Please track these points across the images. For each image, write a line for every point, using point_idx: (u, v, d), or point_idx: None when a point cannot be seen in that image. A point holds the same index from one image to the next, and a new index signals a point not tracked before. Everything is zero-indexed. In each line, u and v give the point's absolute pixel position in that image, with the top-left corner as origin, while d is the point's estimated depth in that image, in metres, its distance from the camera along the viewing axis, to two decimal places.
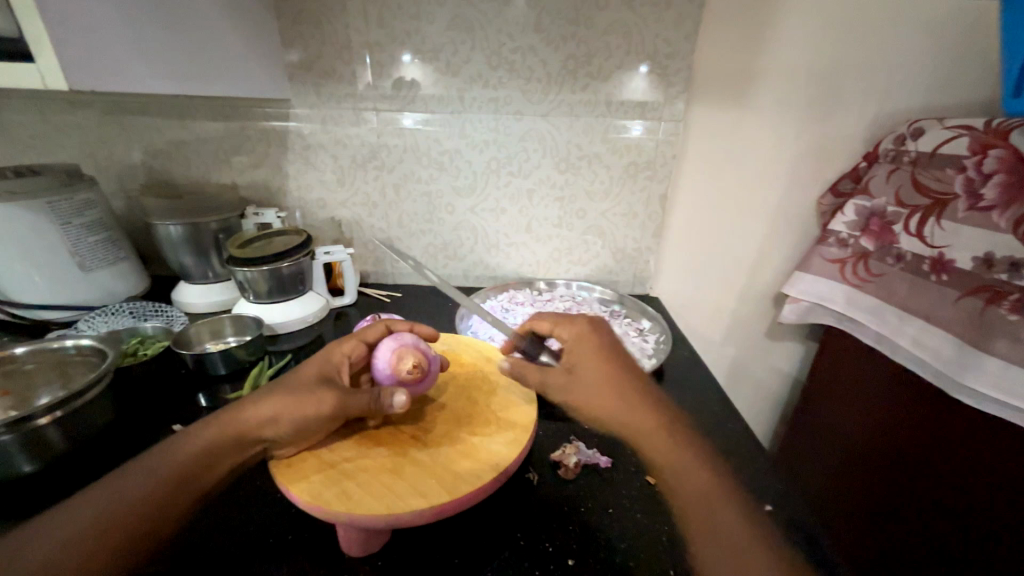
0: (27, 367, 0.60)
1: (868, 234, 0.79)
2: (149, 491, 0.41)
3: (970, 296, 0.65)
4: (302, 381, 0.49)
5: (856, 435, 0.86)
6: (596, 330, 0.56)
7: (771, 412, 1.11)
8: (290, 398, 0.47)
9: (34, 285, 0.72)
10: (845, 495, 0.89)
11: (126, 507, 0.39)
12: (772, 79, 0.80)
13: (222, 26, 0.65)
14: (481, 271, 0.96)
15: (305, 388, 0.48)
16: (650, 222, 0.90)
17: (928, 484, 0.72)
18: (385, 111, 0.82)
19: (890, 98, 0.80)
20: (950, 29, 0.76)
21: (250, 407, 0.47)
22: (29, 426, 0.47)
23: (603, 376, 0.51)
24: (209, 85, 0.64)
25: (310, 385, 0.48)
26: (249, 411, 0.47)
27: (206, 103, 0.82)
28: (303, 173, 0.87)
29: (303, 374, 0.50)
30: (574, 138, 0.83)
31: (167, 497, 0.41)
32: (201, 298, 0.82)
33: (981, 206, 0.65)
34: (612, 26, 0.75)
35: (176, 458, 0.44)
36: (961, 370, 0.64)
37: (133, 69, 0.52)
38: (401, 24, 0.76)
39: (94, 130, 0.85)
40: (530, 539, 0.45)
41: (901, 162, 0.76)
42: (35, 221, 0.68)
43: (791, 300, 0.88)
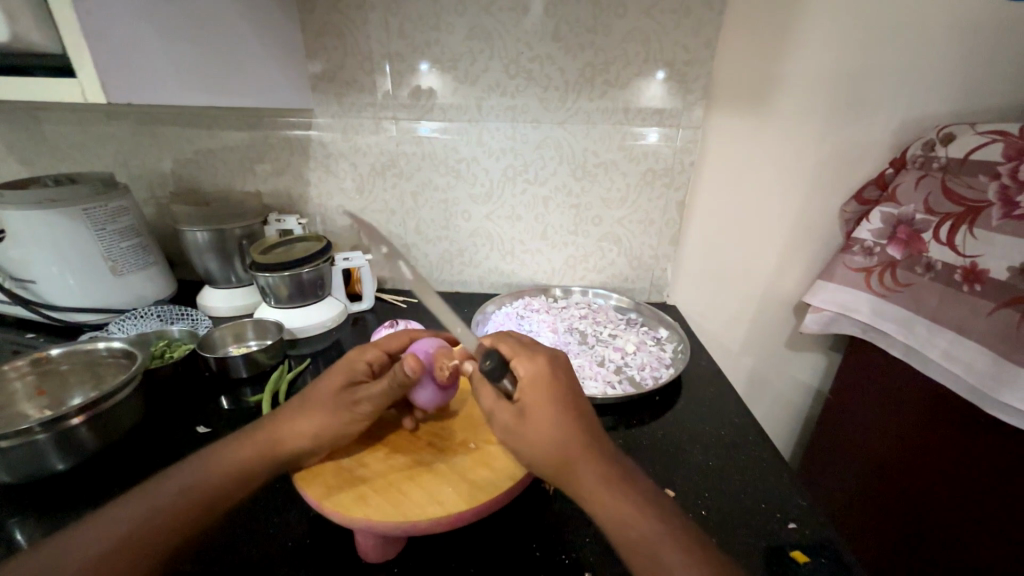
0: (61, 368, 0.62)
1: (894, 242, 0.77)
2: (179, 509, 0.40)
3: (1006, 308, 0.62)
4: (329, 390, 0.48)
5: (882, 451, 0.83)
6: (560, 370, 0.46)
7: (792, 425, 1.08)
8: (323, 407, 0.47)
9: (70, 289, 0.75)
10: (871, 513, 0.86)
11: (160, 521, 0.39)
12: (793, 85, 0.79)
13: (250, 40, 0.67)
14: (497, 277, 0.97)
15: (335, 396, 0.48)
16: (667, 229, 0.89)
17: (961, 504, 0.69)
18: (404, 120, 0.83)
19: (919, 103, 0.78)
20: (981, 32, 0.74)
21: (280, 420, 0.47)
22: (63, 425, 0.49)
23: (550, 411, 0.42)
24: (237, 97, 0.66)
25: (340, 392, 0.48)
26: (281, 425, 0.47)
27: (233, 114, 0.84)
28: (324, 181, 0.89)
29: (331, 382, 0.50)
30: (591, 145, 0.83)
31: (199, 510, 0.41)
32: (224, 303, 0.84)
33: (1017, 214, 0.62)
34: (630, 34, 0.75)
35: (211, 476, 0.43)
36: (998, 385, 0.61)
37: (167, 83, 0.55)
38: (421, 35, 0.77)
39: (127, 140, 0.89)
40: (545, 550, 0.44)
41: (930, 168, 0.73)
42: (73, 227, 0.71)
43: (813, 309, 0.86)
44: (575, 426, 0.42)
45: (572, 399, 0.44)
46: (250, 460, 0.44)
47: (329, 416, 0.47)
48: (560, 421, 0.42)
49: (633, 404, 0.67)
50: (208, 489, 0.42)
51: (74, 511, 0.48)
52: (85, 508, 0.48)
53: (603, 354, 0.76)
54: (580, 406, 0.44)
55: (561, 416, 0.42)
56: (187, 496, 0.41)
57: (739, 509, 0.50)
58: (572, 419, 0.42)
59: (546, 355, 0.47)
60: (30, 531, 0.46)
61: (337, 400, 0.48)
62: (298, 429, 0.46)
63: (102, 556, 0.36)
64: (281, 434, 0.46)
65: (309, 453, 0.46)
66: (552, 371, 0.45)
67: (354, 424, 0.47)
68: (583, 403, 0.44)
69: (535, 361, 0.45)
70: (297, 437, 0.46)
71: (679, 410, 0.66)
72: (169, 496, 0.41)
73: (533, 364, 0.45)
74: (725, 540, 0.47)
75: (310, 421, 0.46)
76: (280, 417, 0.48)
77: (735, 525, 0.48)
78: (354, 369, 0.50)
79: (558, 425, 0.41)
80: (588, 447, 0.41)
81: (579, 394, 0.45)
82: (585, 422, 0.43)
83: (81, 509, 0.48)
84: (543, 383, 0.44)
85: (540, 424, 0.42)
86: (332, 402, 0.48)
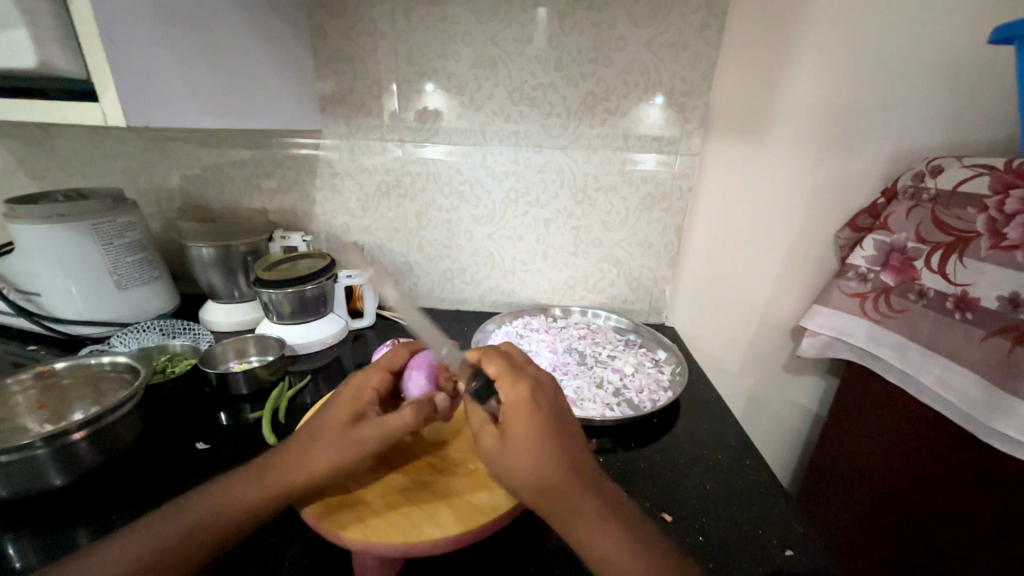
0: (63, 382, 0.62)
1: (888, 269, 0.78)
2: (191, 542, 0.40)
3: (997, 336, 0.63)
4: (336, 424, 0.46)
5: (879, 477, 0.83)
6: (544, 395, 0.44)
7: (791, 450, 1.08)
8: (327, 441, 0.45)
9: (74, 303, 0.76)
10: (868, 541, 0.85)
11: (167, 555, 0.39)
12: (787, 116, 0.82)
13: (264, 65, 0.69)
14: (497, 296, 0.98)
15: (342, 427, 0.46)
16: (666, 252, 0.91)
17: (959, 533, 0.69)
18: (409, 143, 0.86)
19: (909, 136, 0.81)
20: (967, 70, 0.77)
21: (286, 454, 0.46)
22: (65, 440, 0.49)
23: (530, 445, 0.40)
24: (250, 119, 0.68)
25: (347, 423, 0.46)
26: (287, 461, 0.45)
27: (244, 134, 0.87)
28: (329, 200, 0.91)
29: (336, 413, 0.48)
30: (591, 170, 0.85)
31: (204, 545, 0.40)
32: (226, 317, 0.84)
33: (1005, 245, 0.64)
34: (630, 66, 0.78)
35: (216, 510, 0.42)
36: (991, 413, 0.62)
37: (184, 107, 0.57)
38: (429, 62, 0.80)
39: (138, 157, 0.91)
40: (543, 573, 0.44)
41: (921, 199, 0.75)
42: (81, 242, 0.73)
43: (809, 333, 0.87)
44: (558, 459, 0.41)
45: (558, 429, 0.42)
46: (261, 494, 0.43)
47: (332, 448, 0.45)
48: (543, 453, 0.40)
49: (631, 427, 0.67)
50: (221, 522, 0.42)
51: (71, 529, 0.47)
52: (82, 525, 0.48)
53: (602, 375, 0.77)
54: (567, 436, 0.42)
55: (544, 449, 0.40)
56: (195, 530, 0.41)
57: (736, 536, 0.50)
58: (556, 451, 0.41)
59: (531, 380, 0.44)
60: (25, 548, 0.45)
61: (345, 432, 0.46)
62: (304, 466, 0.44)
63: None
64: (291, 466, 0.45)
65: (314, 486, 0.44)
66: (538, 397, 0.43)
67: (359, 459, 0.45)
68: (569, 427, 0.43)
69: (522, 385, 0.43)
70: (309, 468, 0.44)
71: (677, 432, 0.66)
72: (181, 527, 0.41)
73: (519, 390, 0.43)
74: (723, 566, 0.46)
75: (324, 453, 0.45)
76: (286, 448, 0.46)
77: (731, 553, 0.48)
78: (362, 398, 0.49)
79: (536, 456, 0.40)
80: (572, 479, 0.40)
81: (560, 424, 0.42)
82: (569, 453, 0.41)
83: (80, 526, 0.48)
84: (527, 411, 0.42)
85: (521, 460, 0.40)
86: (337, 434, 0.46)
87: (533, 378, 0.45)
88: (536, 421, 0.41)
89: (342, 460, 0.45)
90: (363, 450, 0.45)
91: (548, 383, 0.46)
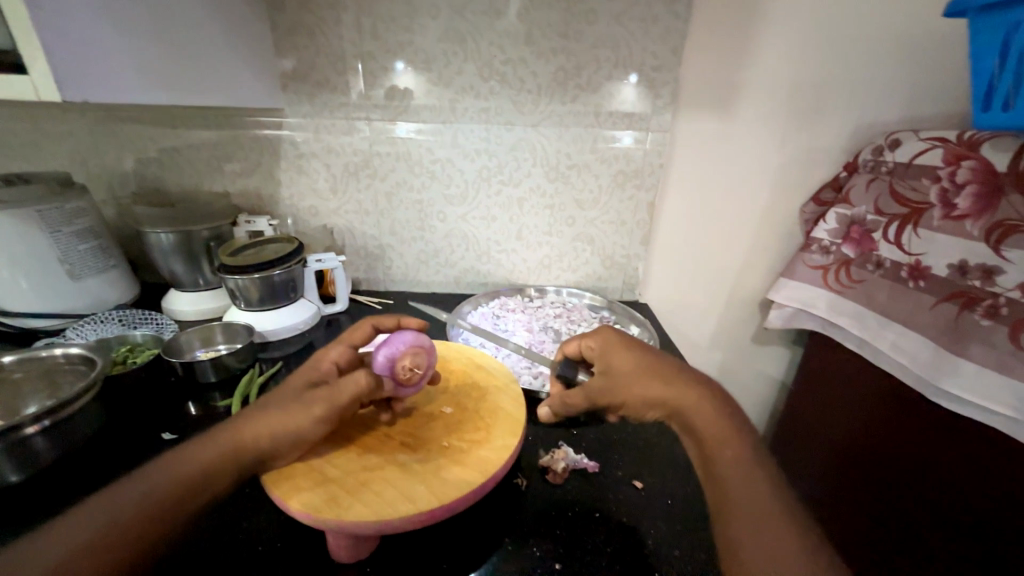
0: (14, 377, 0.60)
1: (848, 242, 0.81)
2: (146, 509, 0.39)
3: (947, 301, 0.67)
4: (291, 390, 0.50)
5: (840, 438, 0.87)
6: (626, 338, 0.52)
7: (760, 419, 1.13)
8: (278, 407, 0.48)
9: (22, 294, 0.71)
10: (829, 498, 0.90)
11: (126, 522, 0.38)
12: (755, 92, 0.82)
13: (214, 35, 0.65)
14: (473, 277, 0.97)
15: (295, 395, 0.49)
16: (639, 230, 0.92)
17: (910, 487, 0.73)
18: (377, 121, 0.83)
19: (871, 110, 0.83)
20: (927, 45, 0.79)
21: (247, 423, 0.46)
22: (17, 435, 0.47)
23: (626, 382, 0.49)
24: (202, 95, 0.64)
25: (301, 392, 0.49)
26: (247, 427, 0.46)
27: (199, 112, 0.82)
28: (296, 182, 0.88)
29: (292, 382, 0.51)
30: (563, 148, 0.85)
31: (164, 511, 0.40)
32: (190, 306, 0.82)
33: (955, 215, 0.67)
34: (600, 40, 0.77)
35: (176, 477, 0.42)
36: (940, 375, 0.66)
37: (127, 82, 0.53)
38: (394, 35, 0.77)
39: (85, 138, 0.85)
40: (518, 543, 0.46)
41: (879, 171, 0.78)
42: (25, 230, 0.68)
43: (776, 306, 0.90)
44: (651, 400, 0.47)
45: (650, 360, 0.49)
46: (213, 465, 0.43)
47: (283, 415, 0.47)
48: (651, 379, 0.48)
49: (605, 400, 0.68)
50: (172, 491, 0.41)
51: (28, 524, 0.46)
52: (40, 520, 0.46)
53: None
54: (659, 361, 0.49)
55: (648, 375, 0.48)
56: (152, 496, 0.40)
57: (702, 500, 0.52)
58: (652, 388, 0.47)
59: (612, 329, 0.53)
60: None
61: (297, 397, 0.48)
62: (261, 432, 0.46)
63: (60, 563, 0.35)
64: (243, 435, 0.45)
65: (270, 452, 0.45)
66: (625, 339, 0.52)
67: (311, 427, 0.47)
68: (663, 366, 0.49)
69: (612, 332, 0.52)
70: (262, 433, 0.46)
71: None
72: (134, 494, 0.40)
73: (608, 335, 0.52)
74: (691, 528, 0.48)
75: (277, 418, 0.47)
76: (237, 421, 0.47)
77: (698, 514, 0.50)
78: (318, 370, 0.52)
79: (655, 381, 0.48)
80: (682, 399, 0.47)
81: (651, 356, 0.50)
82: (663, 373, 0.48)
83: (38, 522, 0.46)
84: (620, 347, 0.51)
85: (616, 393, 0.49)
86: (289, 400, 0.48)
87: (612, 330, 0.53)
88: (633, 354, 0.50)
89: (291, 424, 0.46)
90: (310, 416, 0.47)
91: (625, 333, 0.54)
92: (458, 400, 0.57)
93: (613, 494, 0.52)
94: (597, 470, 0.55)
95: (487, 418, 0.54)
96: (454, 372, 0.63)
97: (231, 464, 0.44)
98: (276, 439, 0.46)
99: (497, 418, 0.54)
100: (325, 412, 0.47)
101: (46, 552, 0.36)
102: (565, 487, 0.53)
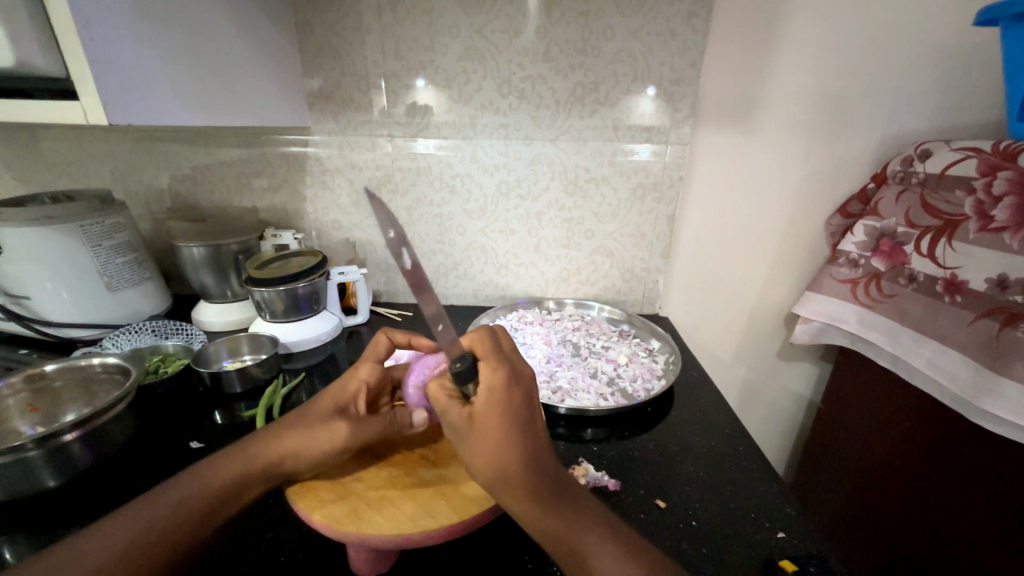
0: (54, 385, 0.62)
1: (878, 255, 0.79)
2: (179, 518, 0.41)
3: (985, 318, 0.64)
4: (321, 411, 0.49)
5: (873, 459, 0.83)
6: (521, 382, 0.44)
7: (787, 438, 1.09)
8: (307, 426, 0.47)
9: (65, 306, 0.75)
10: (863, 523, 0.86)
11: (160, 532, 0.40)
12: (776, 104, 0.82)
13: (247, 59, 0.68)
14: (491, 290, 0.98)
15: (322, 416, 0.49)
16: (658, 243, 0.91)
17: (952, 513, 0.69)
18: (399, 138, 0.85)
19: (898, 121, 0.81)
20: (956, 54, 0.77)
21: (275, 437, 0.47)
22: (56, 442, 0.49)
23: (502, 433, 0.41)
24: (235, 116, 0.67)
25: (327, 414, 0.49)
26: (274, 442, 0.47)
27: (230, 131, 0.86)
28: (320, 197, 0.90)
29: (321, 402, 0.50)
30: (581, 161, 0.85)
31: (194, 525, 0.41)
32: (218, 317, 0.84)
33: (993, 227, 0.64)
34: (618, 55, 0.78)
35: (206, 487, 0.43)
36: (980, 394, 0.62)
37: (167, 105, 0.56)
38: (416, 55, 0.79)
39: (125, 157, 0.90)
40: (538, 563, 0.45)
41: (910, 183, 0.76)
42: (69, 244, 0.72)
43: (801, 320, 0.87)
44: (536, 455, 0.42)
45: (524, 419, 0.42)
46: (243, 477, 0.45)
47: (309, 437, 0.46)
48: (515, 444, 0.41)
49: (625, 416, 0.67)
50: (204, 503, 0.42)
51: (65, 529, 0.47)
52: (75, 525, 0.48)
53: (596, 366, 0.77)
54: (530, 422, 0.43)
55: (514, 437, 0.41)
56: (185, 506, 0.42)
57: (729, 522, 0.50)
58: (533, 444, 0.42)
59: (509, 367, 0.45)
60: (20, 549, 0.45)
61: (324, 419, 0.48)
62: (287, 448, 0.46)
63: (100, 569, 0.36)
64: (270, 448, 0.46)
65: (294, 470, 0.46)
66: (515, 384, 0.43)
67: (330, 454, 0.46)
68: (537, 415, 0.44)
69: (500, 371, 0.43)
70: (288, 450, 0.46)
71: (671, 421, 0.67)
72: (168, 504, 0.42)
73: (497, 374, 0.43)
74: (717, 551, 0.47)
75: (301, 439, 0.46)
76: (266, 432, 0.48)
77: (724, 537, 0.48)
78: (348, 390, 0.51)
79: (511, 444, 0.41)
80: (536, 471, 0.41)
81: (530, 413, 0.43)
82: (527, 437, 0.42)
83: (73, 526, 0.48)
84: (501, 396, 0.42)
85: (491, 443, 0.41)
86: (318, 420, 0.48)
87: (511, 365, 0.45)
88: (508, 409, 0.42)
89: (315, 447, 0.46)
90: (335, 440, 0.46)
91: (526, 371, 0.46)
92: None
93: (633, 514, 0.51)
94: (617, 488, 0.54)
95: None
96: None
97: (261, 477, 0.45)
98: (301, 460, 0.46)
99: None
100: (350, 441, 0.47)
101: (88, 556, 0.37)
102: None
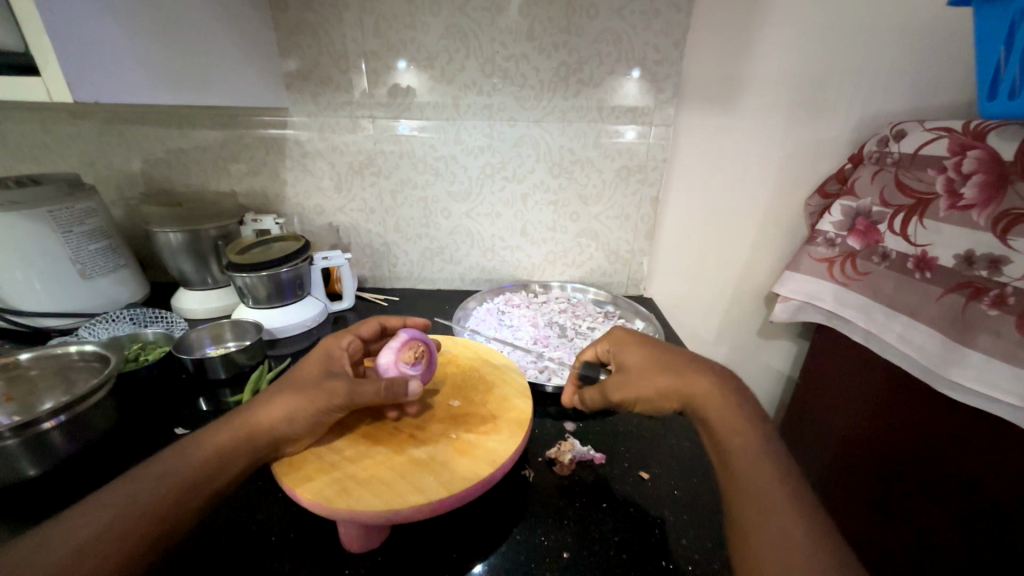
0: (30, 374, 0.61)
1: (854, 234, 0.81)
2: (168, 488, 0.41)
3: (953, 292, 0.67)
4: (309, 378, 0.50)
5: (848, 430, 0.87)
6: (638, 339, 0.53)
7: (766, 413, 1.13)
8: (298, 392, 0.49)
9: (35, 294, 0.73)
10: (837, 491, 0.90)
11: (150, 502, 0.39)
12: (758, 85, 0.82)
13: (219, 35, 0.66)
14: (477, 274, 0.98)
15: (310, 382, 0.50)
16: (643, 225, 0.92)
17: (921, 479, 0.73)
18: (381, 119, 0.83)
19: (875, 101, 0.82)
20: (932, 35, 0.78)
21: (261, 405, 0.48)
22: (35, 430, 0.48)
23: (650, 366, 0.49)
24: (208, 95, 0.65)
25: (316, 379, 0.50)
26: (263, 411, 0.47)
27: (204, 113, 0.83)
28: (301, 180, 0.89)
29: (306, 370, 0.52)
30: (566, 143, 0.85)
31: (187, 492, 0.41)
32: (199, 305, 0.83)
33: (961, 205, 0.66)
34: (602, 35, 0.77)
35: (195, 458, 0.43)
36: (947, 365, 0.65)
37: (135, 82, 0.54)
38: (397, 33, 0.78)
39: (93, 140, 0.86)
40: (527, 534, 0.46)
41: (885, 163, 0.77)
42: (37, 230, 0.69)
43: (781, 299, 0.90)
44: (665, 385, 0.47)
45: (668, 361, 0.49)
46: (233, 446, 0.45)
47: (303, 400, 0.48)
48: (651, 375, 0.48)
49: None
50: (194, 471, 0.43)
51: (48, 513, 0.47)
52: (58, 510, 0.48)
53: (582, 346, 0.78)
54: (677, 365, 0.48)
55: (653, 372, 0.48)
56: (174, 476, 0.42)
57: (710, 490, 0.52)
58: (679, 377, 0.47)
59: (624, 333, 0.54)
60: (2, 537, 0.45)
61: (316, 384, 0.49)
62: (277, 415, 0.47)
63: (91, 538, 0.36)
64: (261, 417, 0.47)
65: (286, 436, 0.47)
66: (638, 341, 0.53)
67: (326, 413, 0.48)
68: (691, 365, 0.48)
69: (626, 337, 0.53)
70: (278, 417, 0.47)
71: None
72: (156, 477, 0.41)
73: (621, 340, 0.53)
74: (698, 517, 0.49)
75: (293, 404, 0.48)
76: (252, 404, 0.49)
77: (707, 503, 0.51)
78: (333, 357, 0.54)
79: (651, 378, 0.48)
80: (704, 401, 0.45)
81: (671, 357, 0.49)
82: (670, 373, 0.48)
83: (57, 510, 0.48)
84: (630, 348, 0.52)
85: (644, 373, 0.49)
86: (309, 385, 0.49)
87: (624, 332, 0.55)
88: (643, 353, 0.51)
89: (310, 408, 0.47)
90: (329, 402, 0.48)
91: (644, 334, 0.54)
92: (466, 394, 0.58)
93: (619, 485, 0.52)
94: (603, 462, 0.56)
95: (495, 409, 0.55)
96: (461, 366, 0.64)
97: (250, 445, 0.46)
98: (294, 422, 0.47)
99: (505, 409, 0.55)
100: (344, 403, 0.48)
101: (76, 530, 0.37)
102: (572, 478, 0.53)
